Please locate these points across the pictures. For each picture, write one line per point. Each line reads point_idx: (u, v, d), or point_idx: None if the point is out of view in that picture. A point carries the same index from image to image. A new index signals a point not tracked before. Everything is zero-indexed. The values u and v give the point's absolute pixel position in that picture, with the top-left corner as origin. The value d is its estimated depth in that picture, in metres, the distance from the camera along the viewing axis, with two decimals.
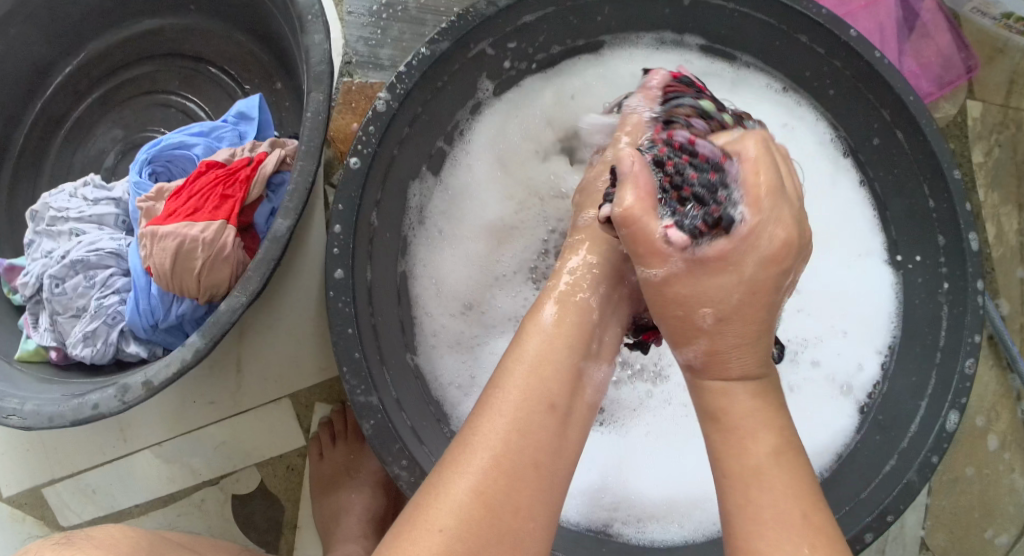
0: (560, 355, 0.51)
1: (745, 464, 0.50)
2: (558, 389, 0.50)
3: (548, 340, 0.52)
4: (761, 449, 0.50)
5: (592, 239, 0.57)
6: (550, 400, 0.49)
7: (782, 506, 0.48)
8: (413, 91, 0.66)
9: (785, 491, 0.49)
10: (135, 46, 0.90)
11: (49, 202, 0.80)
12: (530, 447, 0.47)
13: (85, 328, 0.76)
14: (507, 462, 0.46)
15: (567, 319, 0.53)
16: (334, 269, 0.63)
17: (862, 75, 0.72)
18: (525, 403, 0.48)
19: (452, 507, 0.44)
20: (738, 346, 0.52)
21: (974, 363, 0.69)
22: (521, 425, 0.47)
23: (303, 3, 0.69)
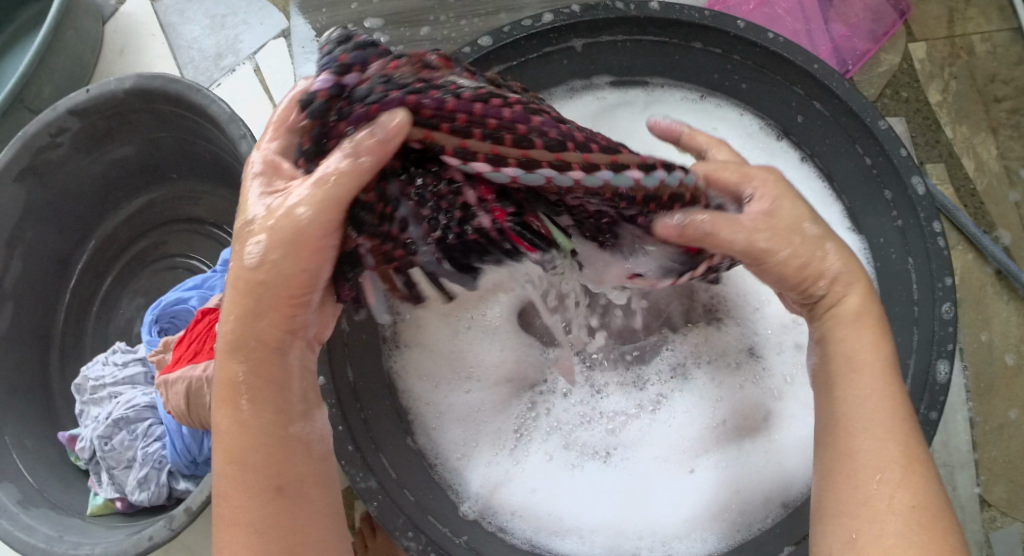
0: (252, 433, 0.51)
1: (853, 367, 0.54)
2: (273, 466, 0.51)
3: (235, 420, 0.51)
4: (874, 359, 0.54)
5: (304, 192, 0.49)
6: (276, 480, 0.50)
7: (879, 415, 0.52)
8: None
9: (888, 402, 0.52)
10: (136, 222, 1.06)
11: (87, 373, 0.91)
12: (275, 537, 0.49)
13: (137, 475, 0.83)
14: (260, 501, 0.50)
15: (231, 395, 0.51)
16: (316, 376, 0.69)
17: (763, 60, 0.74)
18: (250, 494, 0.50)
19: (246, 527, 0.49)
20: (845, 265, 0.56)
21: (951, 307, 0.66)
22: (249, 513, 0.50)
23: (246, 151, 0.78)
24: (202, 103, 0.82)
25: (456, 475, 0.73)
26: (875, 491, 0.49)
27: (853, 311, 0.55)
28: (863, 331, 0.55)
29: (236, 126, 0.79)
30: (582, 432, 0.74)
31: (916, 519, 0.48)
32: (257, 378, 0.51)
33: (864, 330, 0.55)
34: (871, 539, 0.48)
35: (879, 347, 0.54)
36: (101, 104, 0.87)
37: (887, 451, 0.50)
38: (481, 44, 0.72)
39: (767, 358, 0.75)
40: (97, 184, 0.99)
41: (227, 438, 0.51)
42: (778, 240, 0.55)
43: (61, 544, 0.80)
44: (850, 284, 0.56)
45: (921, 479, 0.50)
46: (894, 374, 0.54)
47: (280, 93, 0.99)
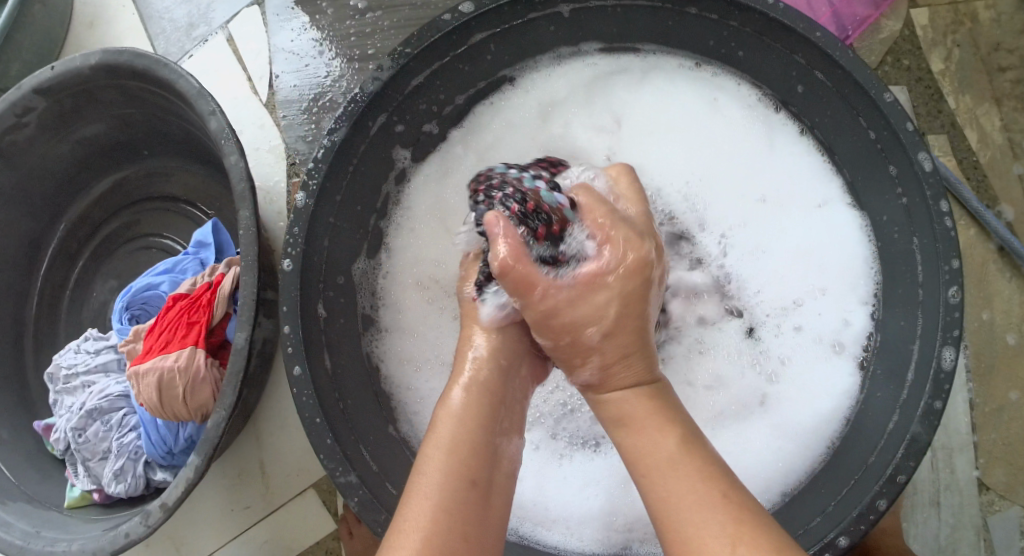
0: (466, 427, 0.55)
1: (654, 456, 0.53)
2: (468, 462, 0.53)
3: (459, 418, 0.55)
4: (667, 445, 0.53)
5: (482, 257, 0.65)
6: (470, 476, 0.53)
7: (688, 499, 0.50)
8: (326, 183, 0.69)
9: (696, 483, 0.51)
10: (108, 202, 1.02)
11: (59, 361, 0.87)
12: (454, 522, 0.50)
13: (113, 467, 0.80)
14: (451, 488, 0.51)
15: (465, 392, 0.57)
16: (293, 366, 0.66)
17: (762, 28, 0.69)
18: (448, 481, 0.52)
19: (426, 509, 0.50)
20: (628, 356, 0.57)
21: (959, 292, 0.62)
22: (442, 496, 0.51)
23: (215, 129, 0.74)
24: (169, 78, 0.78)
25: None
26: None
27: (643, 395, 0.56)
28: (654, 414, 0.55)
29: (205, 102, 0.75)
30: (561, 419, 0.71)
31: None
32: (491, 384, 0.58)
33: (643, 417, 0.55)
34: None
35: (667, 431, 0.54)
36: (66, 82, 0.84)
37: (709, 528, 0.48)
38: (462, 10, 0.68)
39: (763, 339, 0.74)
40: (67, 164, 0.96)
41: (440, 423, 0.55)
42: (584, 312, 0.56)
43: (39, 542, 0.79)
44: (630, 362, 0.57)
45: (751, 551, 0.46)
46: (693, 451, 0.53)
47: (255, 64, 0.95)
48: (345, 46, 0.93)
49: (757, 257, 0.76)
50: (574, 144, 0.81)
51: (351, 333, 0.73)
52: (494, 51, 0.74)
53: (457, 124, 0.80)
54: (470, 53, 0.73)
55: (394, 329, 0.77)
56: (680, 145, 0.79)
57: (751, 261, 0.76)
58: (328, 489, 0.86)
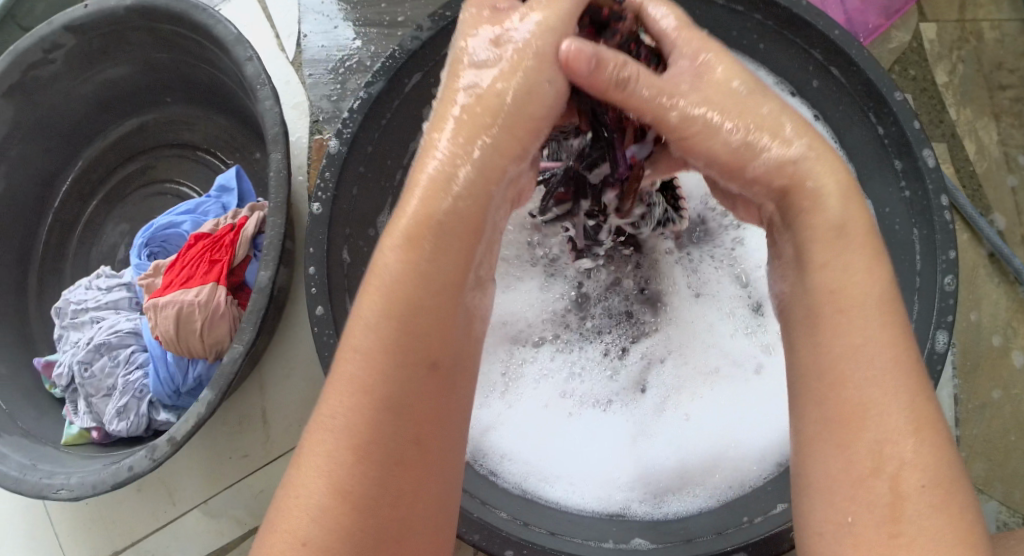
0: (419, 284, 0.48)
1: (853, 296, 0.47)
2: (420, 328, 0.47)
3: (410, 267, 0.48)
4: (874, 284, 0.47)
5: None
6: (430, 355, 0.47)
7: (889, 381, 0.45)
8: (359, 133, 0.72)
9: (896, 357, 0.46)
10: (125, 146, 1.03)
11: (68, 297, 0.87)
12: (404, 415, 0.46)
13: (117, 404, 0.81)
14: (397, 365, 0.46)
15: (416, 235, 0.48)
16: (315, 306, 0.67)
17: (784, 21, 0.74)
18: (393, 358, 0.46)
19: (369, 393, 0.46)
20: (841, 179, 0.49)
21: (954, 280, 0.67)
22: (390, 380, 0.46)
23: (251, 75, 0.76)
24: (207, 23, 0.80)
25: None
26: (881, 465, 0.44)
27: (834, 231, 0.48)
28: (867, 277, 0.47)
29: (243, 48, 0.77)
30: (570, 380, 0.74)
31: (927, 496, 0.44)
32: (455, 217, 0.49)
33: (858, 258, 0.47)
34: (872, 523, 0.44)
35: (874, 275, 0.47)
36: (98, 22, 0.86)
37: (894, 402, 0.45)
38: None
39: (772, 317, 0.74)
40: (87, 106, 0.97)
41: (381, 279, 0.48)
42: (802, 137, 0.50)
43: (35, 473, 0.78)
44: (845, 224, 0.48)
45: (935, 447, 0.45)
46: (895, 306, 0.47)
47: (282, 21, 0.96)
48: (375, 12, 0.94)
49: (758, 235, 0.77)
50: None
51: None
52: None
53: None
54: None
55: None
56: None
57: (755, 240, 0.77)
58: None
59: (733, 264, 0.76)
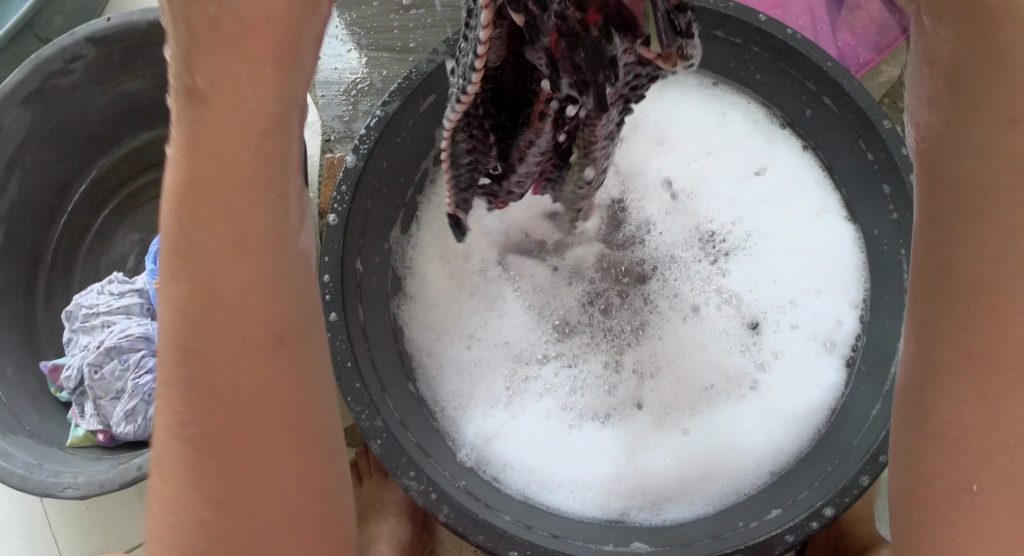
0: (234, 243, 0.39)
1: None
2: (250, 275, 0.39)
3: (215, 234, 0.39)
4: None
5: None
6: (276, 325, 0.41)
7: None
8: (375, 149, 0.76)
9: None
10: (139, 157, 1.05)
11: (80, 300, 0.89)
12: (251, 397, 0.40)
13: (125, 407, 0.83)
14: (226, 346, 0.39)
15: (196, 201, 0.38)
16: (329, 312, 0.70)
17: (779, 53, 0.79)
18: (229, 333, 0.39)
19: (196, 380, 0.39)
20: None
21: None
22: (228, 359, 0.39)
23: None
24: None
25: (464, 427, 0.75)
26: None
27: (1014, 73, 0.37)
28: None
29: None
30: (574, 395, 0.76)
31: None
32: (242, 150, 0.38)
33: None
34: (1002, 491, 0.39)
35: None
36: (120, 35, 0.90)
37: None
38: None
39: (763, 334, 0.79)
40: (104, 118, 1.00)
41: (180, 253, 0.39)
42: None
43: (41, 472, 0.80)
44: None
45: None
46: None
47: None
48: (386, 38, 1.02)
49: (751, 260, 0.81)
50: None
51: (382, 295, 0.76)
52: None
53: None
54: None
55: (420, 297, 0.80)
56: (684, 151, 0.85)
57: (750, 263, 0.81)
58: (359, 445, 0.88)
59: (723, 291, 0.80)
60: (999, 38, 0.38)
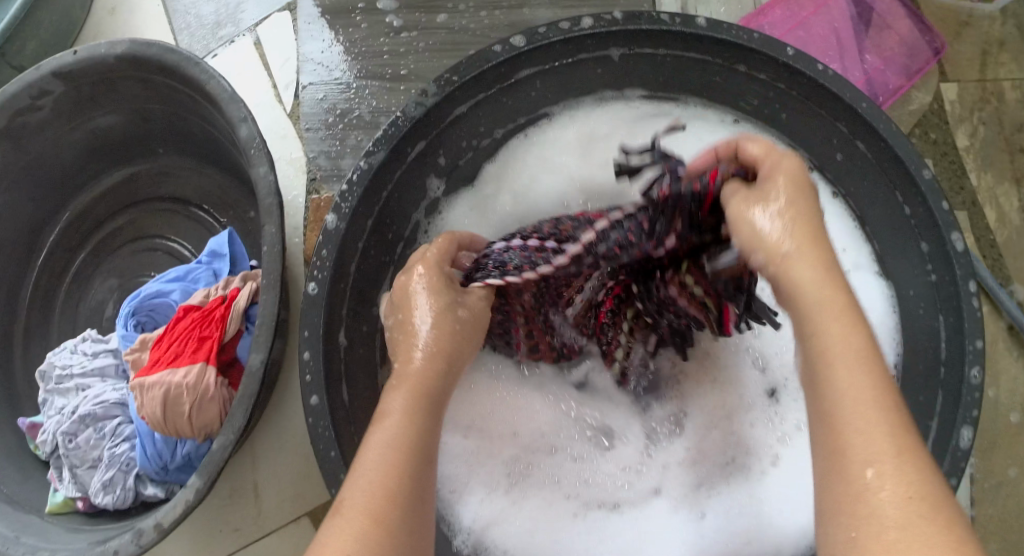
0: (420, 444, 0.52)
1: (823, 342, 0.47)
2: (422, 455, 0.51)
3: (401, 437, 0.51)
4: (840, 329, 0.47)
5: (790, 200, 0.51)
6: (422, 504, 0.49)
7: (874, 416, 0.44)
8: (359, 207, 0.68)
9: (871, 387, 0.45)
10: (114, 196, 1.00)
11: (53, 360, 0.84)
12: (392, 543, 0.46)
13: (102, 477, 0.78)
14: (385, 514, 0.47)
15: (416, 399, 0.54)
16: (309, 396, 0.63)
17: (809, 91, 0.71)
18: (389, 495, 0.48)
19: (353, 535, 0.46)
20: (801, 245, 0.50)
21: (979, 372, 0.64)
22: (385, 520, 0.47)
23: (245, 138, 0.73)
24: (199, 78, 0.76)
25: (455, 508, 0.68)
26: (866, 487, 0.43)
27: (796, 287, 0.49)
28: (810, 265, 0.49)
29: (237, 108, 0.74)
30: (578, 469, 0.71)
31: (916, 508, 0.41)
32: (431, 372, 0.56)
33: (827, 294, 0.48)
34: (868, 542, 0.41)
35: (846, 314, 0.47)
36: (87, 69, 0.82)
37: (878, 428, 0.44)
38: (514, 43, 0.70)
39: (785, 404, 0.72)
40: (78, 154, 0.94)
41: (382, 433, 0.51)
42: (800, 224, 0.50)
43: (17, 548, 0.75)
44: (810, 263, 0.49)
45: (920, 466, 0.43)
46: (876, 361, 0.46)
47: (281, 73, 0.98)
48: (377, 64, 0.96)
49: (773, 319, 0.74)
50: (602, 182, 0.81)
51: (368, 368, 0.70)
52: (538, 89, 0.77)
53: (488, 132, 0.79)
54: (517, 89, 0.76)
55: None
56: None
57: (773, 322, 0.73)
58: None
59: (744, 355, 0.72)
60: (786, 268, 0.49)
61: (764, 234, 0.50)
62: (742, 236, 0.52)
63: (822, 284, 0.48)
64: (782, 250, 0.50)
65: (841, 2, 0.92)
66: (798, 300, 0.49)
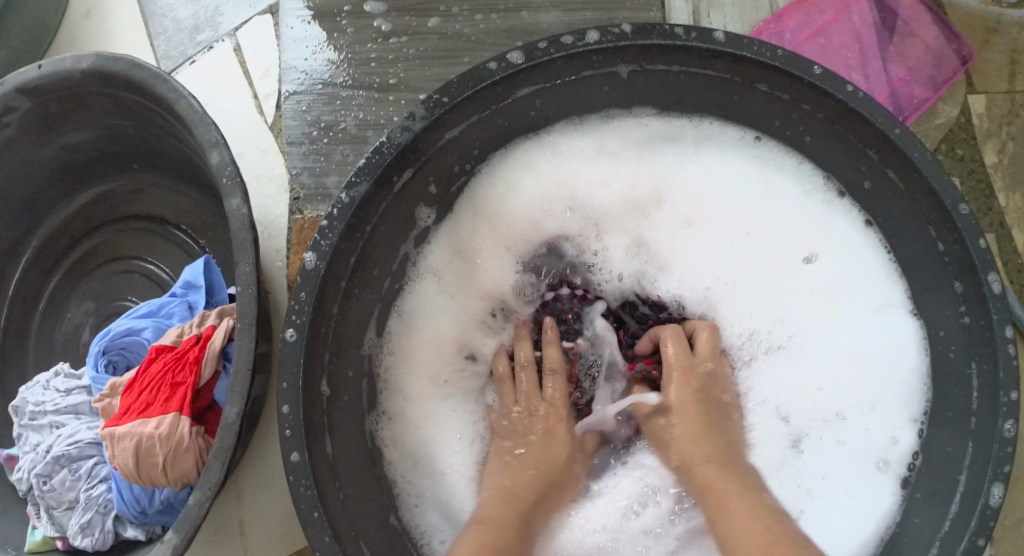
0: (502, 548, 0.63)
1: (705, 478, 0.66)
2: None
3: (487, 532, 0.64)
4: (707, 464, 0.67)
5: (682, 409, 0.71)
6: None
7: (746, 524, 0.60)
8: (340, 244, 0.63)
9: (746, 515, 0.61)
10: (90, 213, 0.95)
11: (25, 396, 0.80)
12: None
13: (79, 520, 0.74)
14: None
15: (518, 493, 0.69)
16: (290, 452, 0.59)
17: (836, 114, 0.66)
18: None
19: None
20: (689, 435, 0.69)
21: (1015, 426, 0.60)
22: None
23: (218, 166, 0.68)
24: (168, 97, 0.71)
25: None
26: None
27: (692, 459, 0.68)
28: (693, 444, 0.69)
29: (207, 131, 0.69)
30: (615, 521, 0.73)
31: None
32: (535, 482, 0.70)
33: (711, 476, 0.66)
34: None
35: (727, 476, 0.65)
36: (53, 84, 0.77)
37: (756, 539, 0.58)
38: (511, 59, 0.65)
39: (804, 451, 0.72)
40: (47, 171, 0.89)
41: (478, 536, 0.63)
42: (687, 418, 0.70)
43: None
44: (694, 451, 0.69)
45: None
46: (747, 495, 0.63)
47: (263, 82, 0.92)
48: (365, 72, 0.90)
49: (790, 360, 0.74)
50: (603, 212, 0.77)
51: (353, 413, 0.67)
52: (538, 107, 0.72)
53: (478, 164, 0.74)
54: (514, 109, 0.70)
55: (398, 417, 0.72)
56: (721, 230, 0.76)
57: (788, 364, 0.74)
58: None
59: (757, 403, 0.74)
60: (677, 457, 0.70)
61: (671, 441, 0.71)
62: (654, 440, 0.74)
63: (702, 448, 0.68)
64: (677, 448, 0.70)
65: (863, 7, 0.86)
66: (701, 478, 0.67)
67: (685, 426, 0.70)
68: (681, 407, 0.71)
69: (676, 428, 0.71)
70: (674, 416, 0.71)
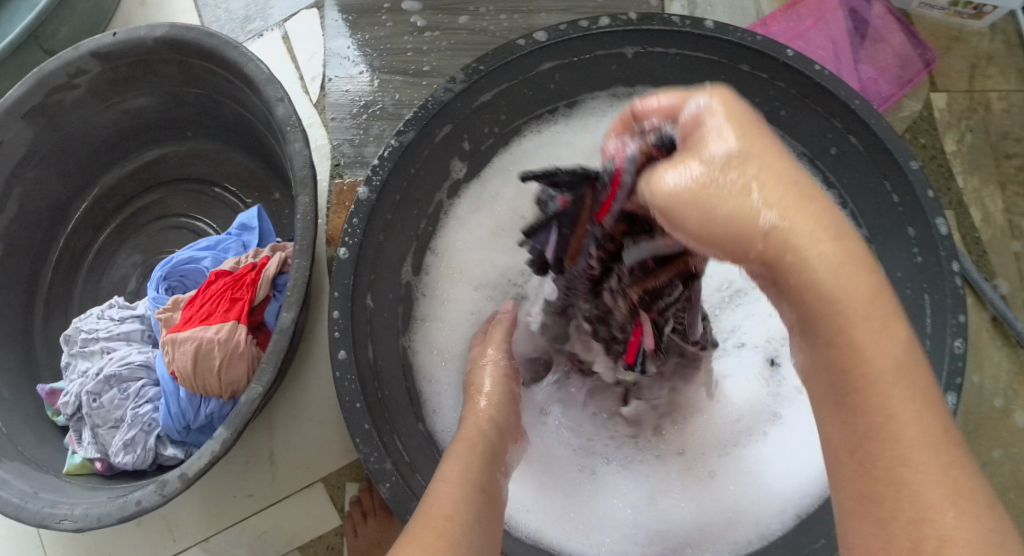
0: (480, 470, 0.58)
1: (852, 333, 0.44)
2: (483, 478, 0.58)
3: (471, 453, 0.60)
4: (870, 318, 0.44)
5: (778, 178, 0.45)
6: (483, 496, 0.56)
7: (921, 416, 0.43)
8: (388, 181, 0.73)
9: (920, 406, 0.43)
10: (139, 177, 1.04)
11: (78, 325, 0.87)
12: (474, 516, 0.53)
13: (124, 437, 0.80)
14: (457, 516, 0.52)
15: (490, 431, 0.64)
16: (337, 350, 0.67)
17: (808, 91, 0.76)
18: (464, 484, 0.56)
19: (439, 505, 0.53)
20: (792, 207, 0.45)
21: (962, 342, 0.69)
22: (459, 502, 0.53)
23: (282, 116, 0.77)
24: (238, 60, 0.81)
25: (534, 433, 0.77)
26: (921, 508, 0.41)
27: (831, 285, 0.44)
28: (832, 263, 0.44)
29: (274, 88, 0.78)
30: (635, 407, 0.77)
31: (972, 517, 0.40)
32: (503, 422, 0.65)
33: (862, 305, 0.44)
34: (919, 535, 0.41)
35: (893, 336, 0.44)
36: (126, 50, 0.86)
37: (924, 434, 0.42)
38: (537, 37, 0.76)
39: (781, 367, 0.79)
40: (105, 134, 0.98)
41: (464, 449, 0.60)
42: (797, 213, 0.44)
43: (38, 501, 0.76)
44: (818, 249, 0.44)
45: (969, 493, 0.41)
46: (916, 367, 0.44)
47: (309, 65, 1.02)
48: (401, 61, 1.02)
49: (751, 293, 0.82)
50: None
51: (391, 330, 0.75)
52: (557, 81, 0.82)
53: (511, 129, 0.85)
54: (536, 80, 0.80)
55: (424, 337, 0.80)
56: None
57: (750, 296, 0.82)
58: (362, 478, 0.85)
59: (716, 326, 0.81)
60: (788, 260, 0.45)
61: (762, 223, 0.45)
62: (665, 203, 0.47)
63: (852, 270, 0.44)
64: (807, 259, 0.44)
65: (839, 16, 0.99)
66: (809, 277, 0.44)
67: (782, 190, 0.45)
68: (765, 158, 0.46)
69: (747, 201, 0.45)
70: (746, 173, 0.45)
